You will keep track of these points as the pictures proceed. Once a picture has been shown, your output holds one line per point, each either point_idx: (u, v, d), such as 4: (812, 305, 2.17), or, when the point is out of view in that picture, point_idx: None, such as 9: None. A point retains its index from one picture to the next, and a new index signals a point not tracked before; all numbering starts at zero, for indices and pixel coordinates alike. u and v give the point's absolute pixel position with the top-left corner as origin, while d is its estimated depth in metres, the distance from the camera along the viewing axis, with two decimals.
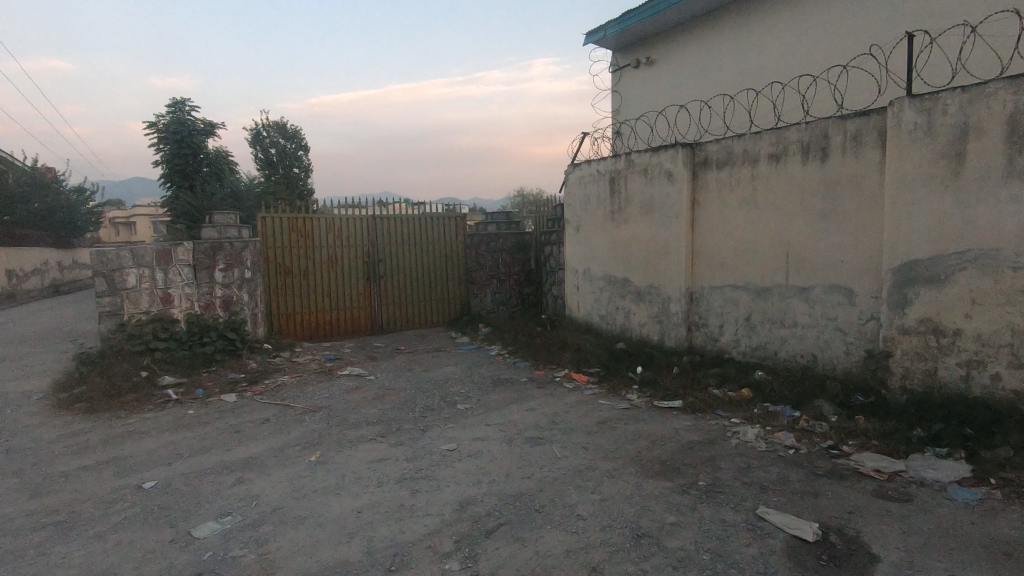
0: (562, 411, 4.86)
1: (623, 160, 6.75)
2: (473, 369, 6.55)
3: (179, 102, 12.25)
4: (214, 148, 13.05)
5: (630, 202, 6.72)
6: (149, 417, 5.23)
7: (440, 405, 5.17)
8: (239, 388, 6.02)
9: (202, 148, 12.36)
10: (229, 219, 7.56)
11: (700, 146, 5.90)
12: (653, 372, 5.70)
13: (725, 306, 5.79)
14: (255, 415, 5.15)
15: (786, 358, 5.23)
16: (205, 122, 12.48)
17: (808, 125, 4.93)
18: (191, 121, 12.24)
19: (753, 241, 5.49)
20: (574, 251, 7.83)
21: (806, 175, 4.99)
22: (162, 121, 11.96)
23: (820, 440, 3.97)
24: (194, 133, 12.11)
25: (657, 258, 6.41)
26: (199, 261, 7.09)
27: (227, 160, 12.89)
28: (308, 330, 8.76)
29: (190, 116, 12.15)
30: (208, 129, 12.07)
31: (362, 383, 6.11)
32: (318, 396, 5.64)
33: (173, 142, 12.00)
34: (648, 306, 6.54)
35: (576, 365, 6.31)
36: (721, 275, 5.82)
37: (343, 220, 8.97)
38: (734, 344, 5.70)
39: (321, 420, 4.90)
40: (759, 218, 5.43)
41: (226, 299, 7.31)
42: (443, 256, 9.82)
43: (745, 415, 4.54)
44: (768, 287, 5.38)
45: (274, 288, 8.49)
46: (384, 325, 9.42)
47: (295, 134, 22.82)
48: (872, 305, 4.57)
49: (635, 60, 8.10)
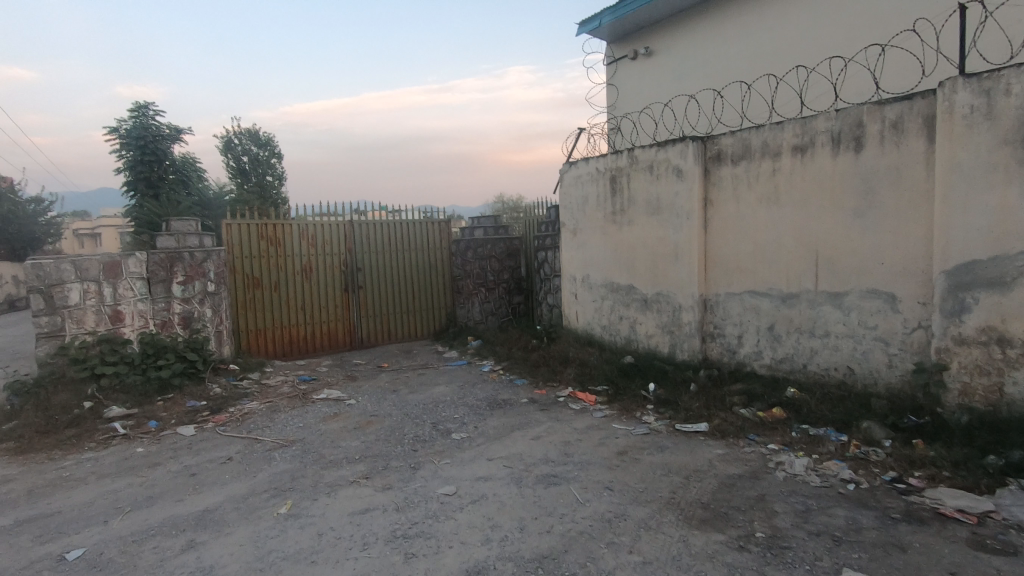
0: (573, 440, 4.25)
1: (625, 157, 6.20)
2: (466, 389, 5.89)
3: (143, 106, 11.47)
4: (182, 154, 12.37)
5: (634, 203, 6.17)
6: (89, 458, 4.46)
7: (432, 435, 4.51)
8: (200, 418, 5.27)
9: (168, 155, 11.58)
10: (189, 227, 6.77)
11: (712, 139, 5.38)
12: (668, 389, 5.12)
13: (744, 315, 5.26)
14: (216, 453, 4.42)
15: (817, 371, 4.71)
16: (170, 126, 11.69)
17: (839, 113, 4.45)
18: (156, 126, 11.46)
19: (776, 243, 4.96)
20: (570, 257, 7.25)
21: (838, 168, 4.49)
22: (123, 126, 11.24)
23: (879, 471, 3.43)
24: (159, 139, 11.41)
25: (665, 263, 5.86)
26: (154, 274, 6.37)
27: (195, 166, 12.14)
28: (280, 347, 8.00)
29: (154, 121, 11.44)
30: (174, 134, 11.40)
31: (342, 409, 5.41)
32: (290, 427, 4.92)
33: (136, 148, 11.18)
34: (656, 316, 5.99)
35: (581, 383, 5.71)
36: (739, 280, 5.29)
37: (318, 227, 8.25)
38: (756, 357, 5.17)
39: (293, 457, 4.20)
40: (782, 217, 4.91)
41: (186, 316, 6.56)
42: (425, 264, 9.16)
43: (783, 440, 3.98)
44: (795, 293, 4.86)
45: (242, 302, 7.73)
46: (365, 340, 8.70)
47: (268, 141, 21.92)
48: (920, 312, 4.07)
49: (632, 52, 7.63)
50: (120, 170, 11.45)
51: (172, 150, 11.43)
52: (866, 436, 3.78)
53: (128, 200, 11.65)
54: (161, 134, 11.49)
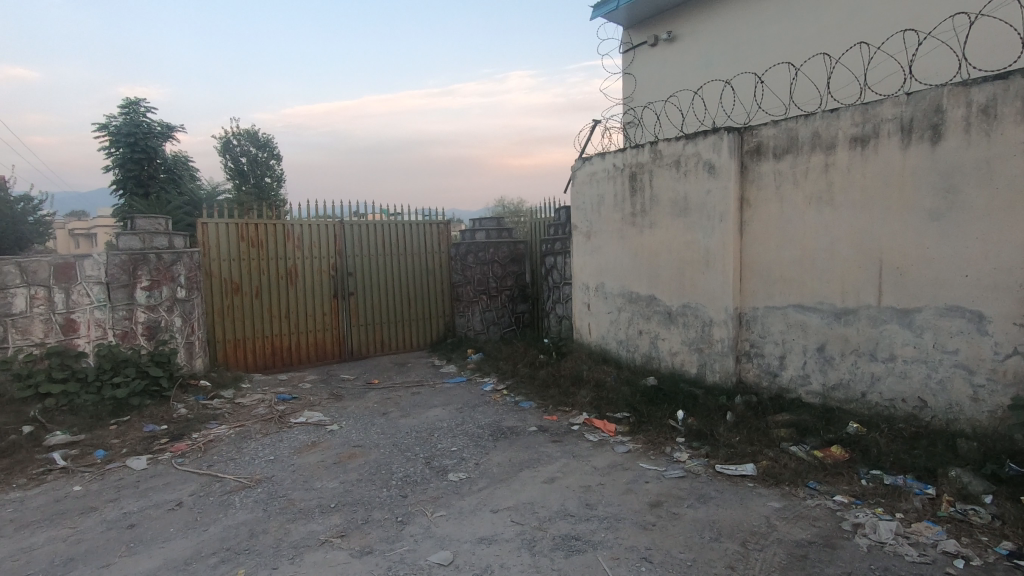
0: (596, 485, 3.53)
1: (647, 151, 5.52)
2: (465, 413, 5.16)
3: (134, 102, 10.79)
4: (175, 152, 11.67)
5: (657, 203, 5.47)
6: (13, 500, 3.72)
7: (425, 475, 3.78)
8: (156, 447, 4.53)
9: (160, 153, 10.86)
10: (157, 226, 5.97)
11: (752, 130, 4.69)
12: (701, 419, 4.40)
13: (788, 333, 4.55)
14: (165, 495, 3.68)
15: (880, 402, 4.00)
16: (162, 124, 10.98)
17: (910, 97, 3.76)
18: (146, 123, 10.75)
19: (830, 250, 4.25)
20: (582, 264, 6.54)
21: (909, 162, 3.79)
22: (112, 122, 10.57)
23: (991, 540, 2.70)
24: (150, 136, 10.72)
25: (693, 272, 5.16)
26: (115, 278, 5.62)
27: (187, 165, 11.45)
28: (261, 359, 7.28)
29: (145, 117, 10.76)
30: (166, 131, 10.73)
31: (321, 437, 4.67)
32: (259, 460, 4.18)
33: (126, 145, 10.46)
34: (682, 332, 5.28)
35: (597, 407, 4.98)
36: (781, 291, 4.59)
37: (305, 227, 7.53)
38: (803, 382, 4.46)
39: (256, 503, 3.47)
40: (836, 219, 4.21)
41: (151, 326, 5.80)
42: (422, 269, 8.47)
43: (853, 491, 3.26)
44: (850, 308, 4.15)
45: (219, 309, 7.00)
46: (355, 351, 7.98)
47: (267, 142, 21.25)
48: (1016, 336, 3.37)
49: (653, 37, 7.00)
50: (108, 169, 10.75)
51: (163, 148, 10.73)
52: (960, 489, 3.06)
53: (116, 200, 10.94)
54: (153, 131, 10.79)
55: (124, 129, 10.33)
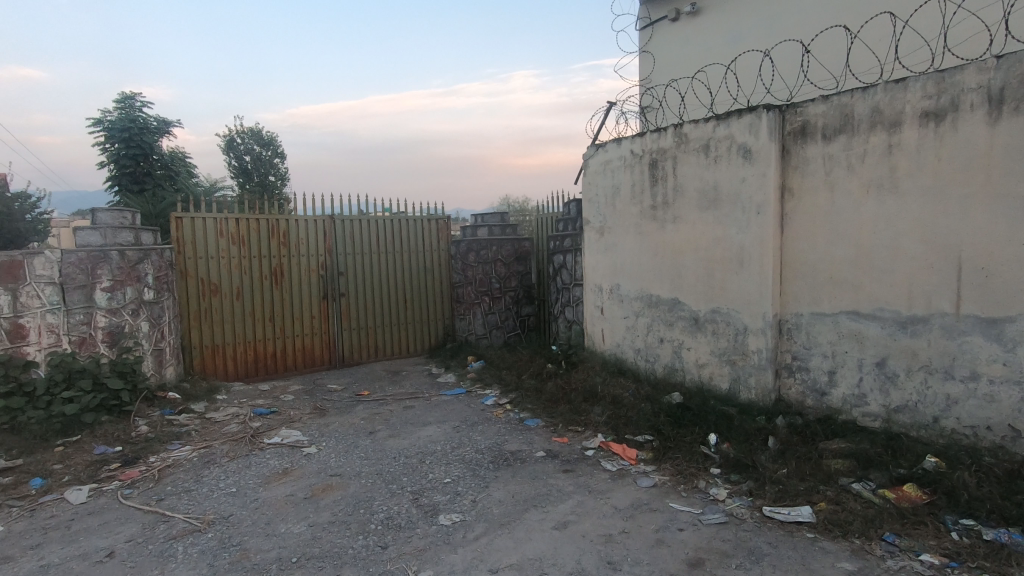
0: (619, 535, 2.88)
1: (670, 135, 4.87)
2: (463, 433, 4.53)
3: (131, 96, 10.26)
4: (172, 149, 11.06)
5: (682, 194, 4.82)
6: None
7: (412, 516, 3.14)
8: (104, 475, 3.91)
9: (156, 150, 10.19)
10: (122, 220, 5.41)
11: (796, 108, 4.03)
12: (739, 445, 3.74)
13: (839, 344, 3.88)
14: (96, 542, 3.04)
15: (958, 429, 3.33)
16: (159, 119, 10.31)
17: (1001, 60, 3.10)
18: (142, 118, 10.08)
19: (893, 246, 3.58)
20: (594, 263, 5.89)
21: (997, 140, 3.13)
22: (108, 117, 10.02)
23: None
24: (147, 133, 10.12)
25: (724, 272, 4.50)
26: (70, 278, 4.98)
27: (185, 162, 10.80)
28: (242, 367, 6.65)
29: (141, 112, 10.16)
30: (162, 126, 10.13)
31: (295, 463, 4.03)
32: (217, 494, 3.55)
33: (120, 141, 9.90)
34: (711, 340, 4.63)
35: (614, 428, 4.33)
36: (830, 295, 3.92)
37: (292, 223, 6.91)
38: (858, 403, 3.79)
39: (202, 555, 2.83)
40: (901, 210, 3.54)
41: (113, 331, 5.17)
42: (420, 267, 7.83)
43: (944, 549, 2.60)
44: (918, 317, 3.49)
45: (194, 312, 6.38)
46: (346, 358, 7.35)
47: (271, 140, 20.70)
48: None
49: (676, 10, 6.50)
50: (103, 166, 10.20)
51: (159, 144, 10.14)
52: None
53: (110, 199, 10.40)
54: (148, 127, 10.13)
55: (119, 124, 9.79)
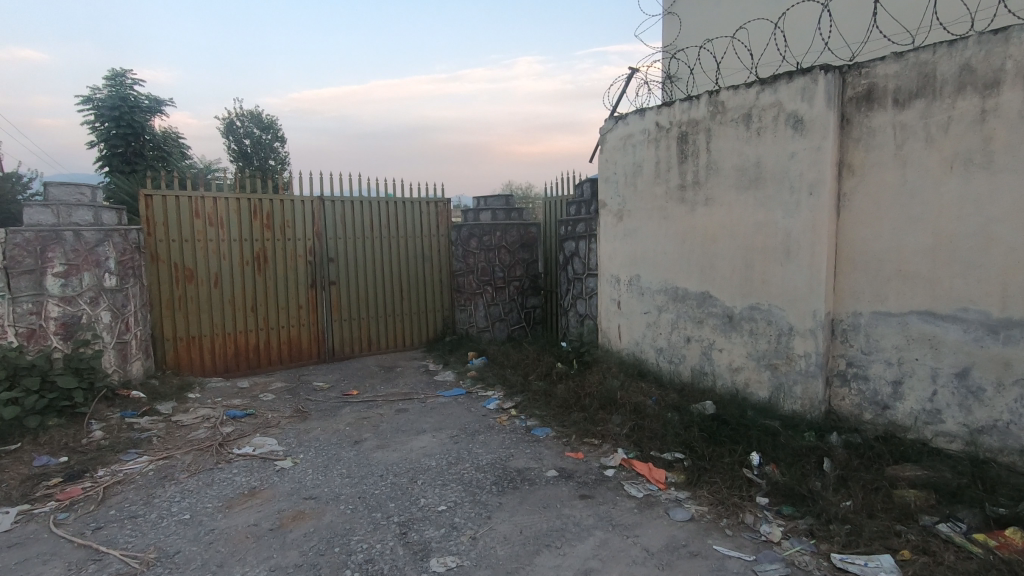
0: None
1: (704, 104, 4.22)
2: (462, 445, 3.95)
3: (120, 73, 9.59)
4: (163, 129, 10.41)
5: (716, 172, 4.18)
6: None
7: (397, 558, 2.56)
8: (40, 494, 3.32)
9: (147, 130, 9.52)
10: (79, 196, 4.78)
11: (861, 68, 3.38)
12: (789, 469, 3.15)
13: (908, 350, 3.26)
14: None
15: None
16: (150, 98, 9.65)
17: None
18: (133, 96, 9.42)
19: (983, 234, 2.95)
20: (611, 250, 5.27)
21: None
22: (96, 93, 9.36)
23: None
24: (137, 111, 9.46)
25: (766, 263, 3.88)
26: (16, 261, 4.38)
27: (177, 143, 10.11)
28: (220, 361, 6.07)
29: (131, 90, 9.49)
30: (153, 104, 9.46)
31: (265, 481, 3.45)
32: (167, 522, 2.97)
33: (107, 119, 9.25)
34: (748, 341, 4.03)
35: (637, 442, 3.74)
36: (898, 292, 3.29)
37: (276, 203, 6.26)
38: (930, 421, 3.19)
39: None
40: (996, 190, 2.90)
41: (67, 323, 4.57)
42: (418, 254, 7.22)
43: None
44: (1013, 320, 2.87)
45: (167, 300, 5.78)
46: (336, 351, 6.76)
47: (272, 124, 19.99)
48: None
49: None
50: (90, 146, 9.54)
51: (149, 123, 9.50)
52: None
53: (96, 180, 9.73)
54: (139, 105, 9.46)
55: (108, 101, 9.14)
